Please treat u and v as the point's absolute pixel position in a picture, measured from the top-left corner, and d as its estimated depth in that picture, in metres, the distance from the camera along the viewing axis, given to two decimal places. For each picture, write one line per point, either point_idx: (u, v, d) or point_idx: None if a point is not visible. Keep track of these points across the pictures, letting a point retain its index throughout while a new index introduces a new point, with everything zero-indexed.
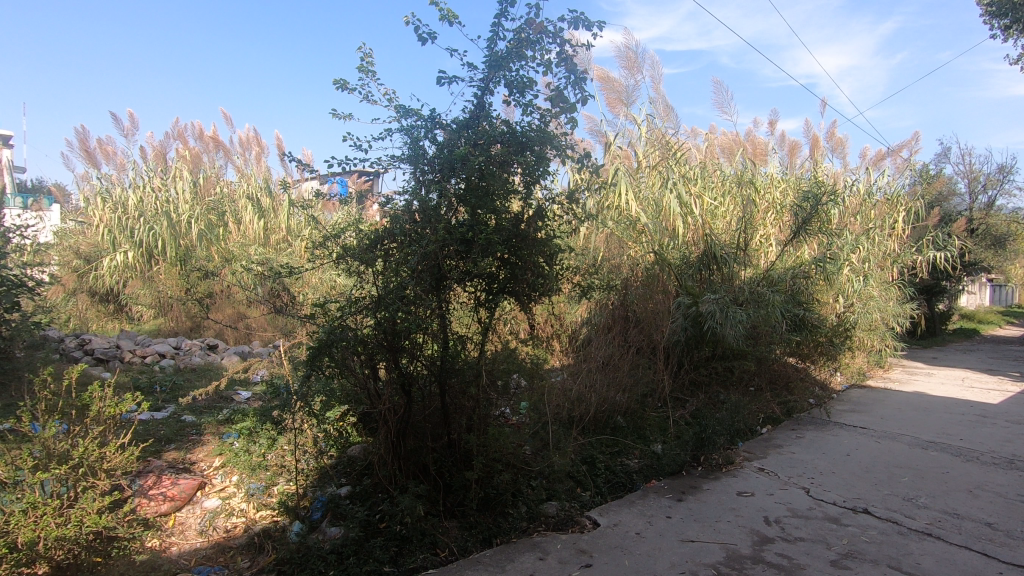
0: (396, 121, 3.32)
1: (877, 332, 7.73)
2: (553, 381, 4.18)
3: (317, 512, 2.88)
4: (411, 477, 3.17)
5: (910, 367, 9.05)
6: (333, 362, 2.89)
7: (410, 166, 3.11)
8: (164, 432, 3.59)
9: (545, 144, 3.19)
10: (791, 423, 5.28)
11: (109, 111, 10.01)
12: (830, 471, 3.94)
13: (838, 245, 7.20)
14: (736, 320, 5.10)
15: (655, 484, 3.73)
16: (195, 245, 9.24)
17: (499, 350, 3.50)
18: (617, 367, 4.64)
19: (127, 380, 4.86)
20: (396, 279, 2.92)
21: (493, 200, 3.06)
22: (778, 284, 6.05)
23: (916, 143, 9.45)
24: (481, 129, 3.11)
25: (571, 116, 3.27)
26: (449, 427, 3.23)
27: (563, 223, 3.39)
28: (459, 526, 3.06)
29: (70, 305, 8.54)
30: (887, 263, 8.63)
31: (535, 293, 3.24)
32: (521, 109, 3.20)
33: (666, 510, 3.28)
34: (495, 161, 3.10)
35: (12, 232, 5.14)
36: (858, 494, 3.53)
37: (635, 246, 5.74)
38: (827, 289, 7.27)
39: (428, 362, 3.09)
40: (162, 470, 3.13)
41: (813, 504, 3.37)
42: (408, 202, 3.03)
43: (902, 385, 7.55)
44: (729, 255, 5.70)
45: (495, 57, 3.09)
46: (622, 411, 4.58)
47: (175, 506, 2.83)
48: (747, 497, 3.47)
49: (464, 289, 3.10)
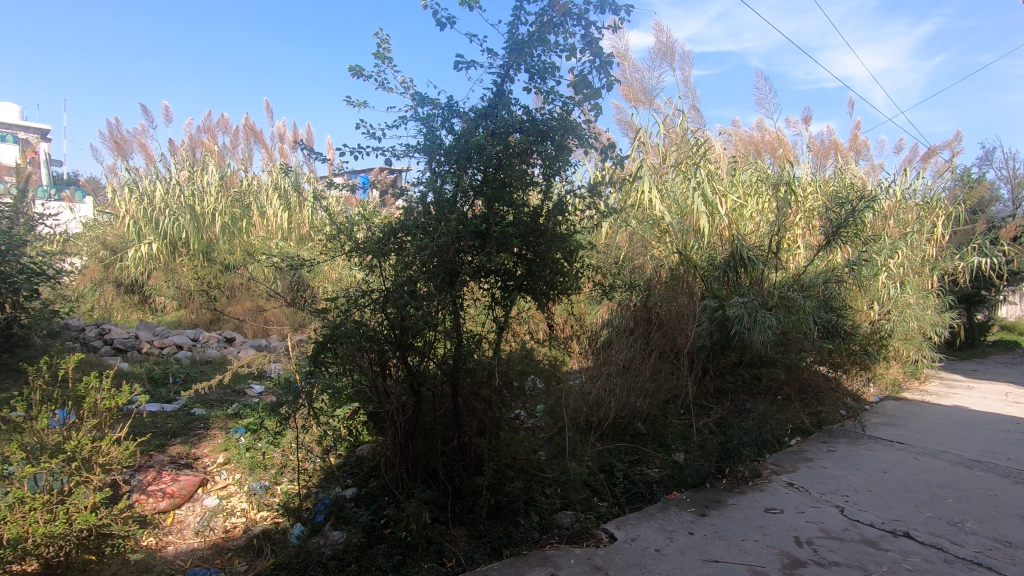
0: (412, 109, 3.18)
1: (913, 341, 7.36)
2: (572, 383, 3.98)
3: (320, 515, 2.75)
4: (419, 480, 3.03)
5: (948, 379, 8.61)
6: (339, 359, 2.75)
7: (425, 156, 2.98)
8: (171, 426, 3.51)
9: (566, 133, 3.02)
10: (822, 435, 5.01)
11: (139, 103, 10.14)
12: (865, 489, 3.69)
13: (873, 250, 6.85)
14: (765, 325, 4.87)
15: (676, 496, 3.54)
16: (218, 238, 9.30)
17: (515, 350, 3.37)
18: (639, 371, 4.45)
19: (141, 370, 4.85)
20: (406, 272, 2.79)
21: (510, 192, 2.93)
22: (808, 289, 5.76)
23: (957, 144, 9.00)
24: (501, 116, 2.95)
25: (595, 103, 3.07)
26: (460, 429, 3.09)
27: (584, 218, 3.22)
28: (467, 534, 2.90)
29: (96, 296, 8.65)
30: (926, 270, 8.22)
31: (553, 292, 3.10)
32: (544, 96, 3.03)
33: (689, 526, 3.08)
34: (513, 152, 2.95)
35: (37, 220, 5.17)
36: (897, 516, 3.28)
37: (659, 245, 5.53)
38: (860, 295, 6.94)
39: (440, 361, 2.94)
40: (163, 465, 2.99)
41: (848, 525, 3.13)
42: (423, 193, 2.88)
43: (940, 399, 7.16)
44: (758, 257, 5.45)
45: (516, 41, 2.93)
46: (643, 418, 4.38)
47: (175, 504, 2.71)
48: (776, 514, 3.25)
49: (479, 285, 2.97)
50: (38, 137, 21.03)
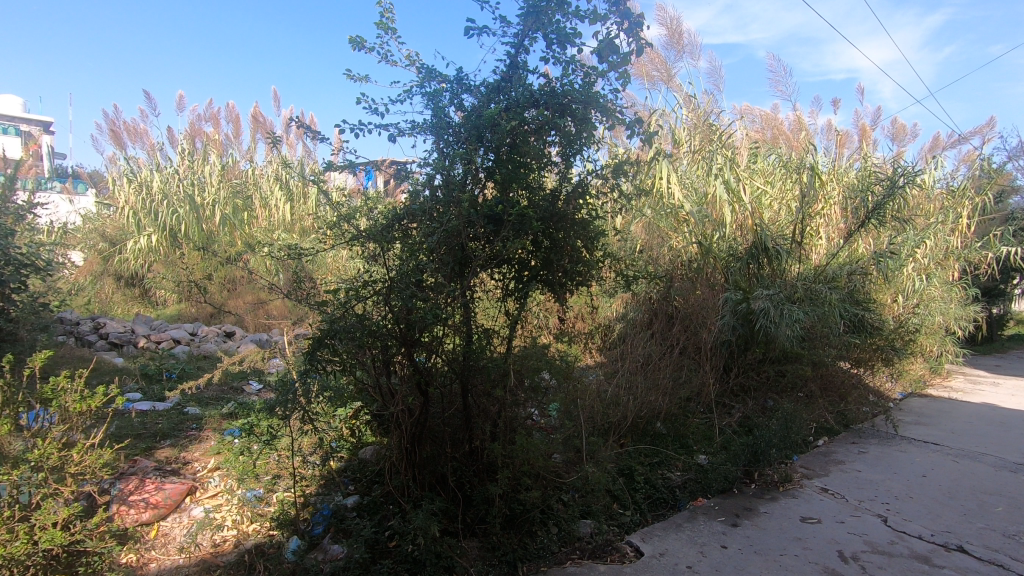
0: (418, 84, 2.92)
1: (937, 336, 7.06)
2: (588, 381, 3.72)
3: (318, 527, 2.52)
4: (426, 488, 2.79)
5: (972, 375, 8.31)
6: (337, 356, 2.47)
7: (433, 136, 2.74)
8: (161, 427, 3.28)
9: (588, 105, 2.74)
10: (850, 435, 4.74)
11: (141, 90, 9.85)
12: (906, 495, 3.43)
13: (899, 240, 6.54)
14: (793, 319, 4.60)
15: (703, 503, 3.28)
16: (218, 230, 9.08)
17: (529, 346, 3.12)
18: (658, 369, 4.18)
19: (135, 367, 4.68)
20: (413, 260, 2.54)
21: (524, 173, 2.68)
22: (834, 280, 5.45)
23: (987, 130, 8.58)
24: (515, 90, 2.69)
25: (621, 71, 2.78)
26: (471, 432, 2.85)
27: (606, 202, 2.97)
28: (480, 547, 2.67)
29: (95, 290, 8.46)
30: (953, 260, 7.87)
31: (571, 282, 2.87)
32: (563, 66, 2.75)
33: (721, 538, 2.82)
34: (528, 128, 2.69)
35: (26, 209, 4.95)
36: (945, 526, 3.02)
37: (677, 236, 5.26)
38: (884, 288, 6.63)
39: (449, 358, 2.69)
40: (146, 472, 2.72)
41: (895, 537, 2.87)
42: (430, 175, 2.64)
43: (968, 395, 6.86)
44: (782, 248, 5.17)
45: (533, 3, 2.65)
46: (663, 417, 4.10)
47: (159, 515, 2.46)
48: (814, 524, 3.00)
49: (490, 276, 2.75)
50: (41, 129, 20.97)
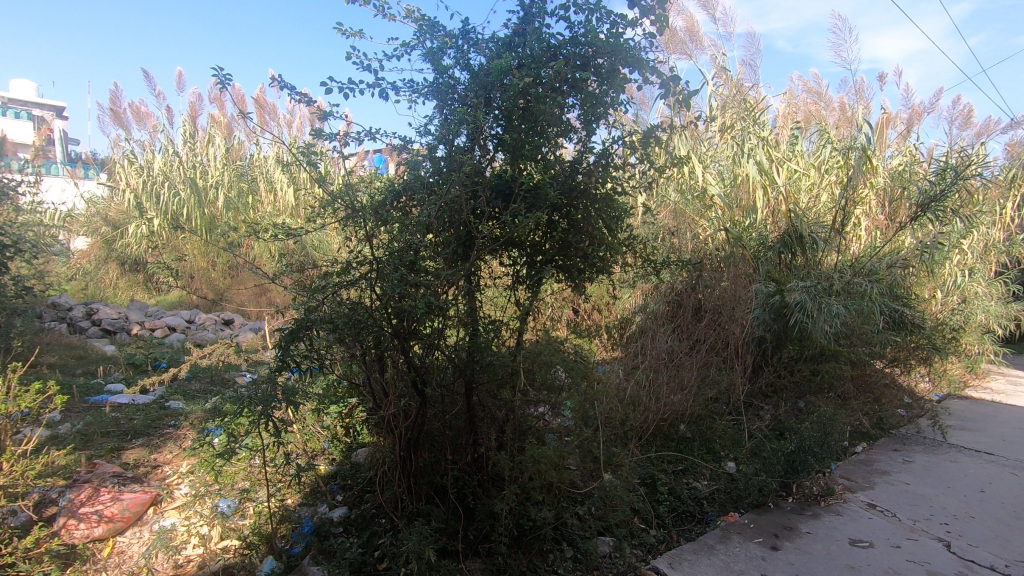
0: (418, 39, 2.55)
1: (979, 334, 6.57)
2: (607, 379, 3.35)
3: (297, 547, 2.21)
4: (423, 500, 2.46)
5: (1013, 376, 7.78)
6: (318, 348, 2.12)
7: (435, 101, 2.39)
8: (135, 423, 3.00)
9: (615, 59, 2.35)
10: (891, 441, 4.34)
11: (141, 69, 9.52)
12: (965, 514, 3.05)
13: (942, 231, 6.04)
14: (832, 313, 4.21)
15: (736, 519, 2.92)
16: (221, 214, 8.85)
17: (541, 339, 2.77)
18: (682, 365, 3.80)
19: (121, 356, 4.43)
20: (406, 239, 2.18)
21: (539, 142, 2.31)
22: (875, 273, 4.99)
23: None
24: (530, 44, 2.31)
25: (655, 20, 2.38)
26: (475, 437, 2.51)
27: (633, 177, 2.59)
28: (483, 569, 2.35)
29: (99, 274, 8.25)
30: (998, 253, 7.33)
31: (591, 268, 2.51)
32: (586, 14, 2.36)
33: (761, 565, 2.46)
34: (546, 88, 2.31)
35: (14, 187, 4.68)
36: (1018, 554, 2.64)
37: (703, 222, 4.88)
38: (925, 281, 6.13)
39: (451, 352, 2.34)
40: (104, 479, 2.41)
41: (962, 568, 2.50)
42: (432, 145, 2.28)
43: (1013, 398, 6.34)
44: (819, 237, 4.73)
45: None
46: (687, 419, 3.73)
47: (114, 529, 2.17)
48: (866, 549, 2.63)
49: (498, 260, 2.40)
50: (55, 115, 20.85)
